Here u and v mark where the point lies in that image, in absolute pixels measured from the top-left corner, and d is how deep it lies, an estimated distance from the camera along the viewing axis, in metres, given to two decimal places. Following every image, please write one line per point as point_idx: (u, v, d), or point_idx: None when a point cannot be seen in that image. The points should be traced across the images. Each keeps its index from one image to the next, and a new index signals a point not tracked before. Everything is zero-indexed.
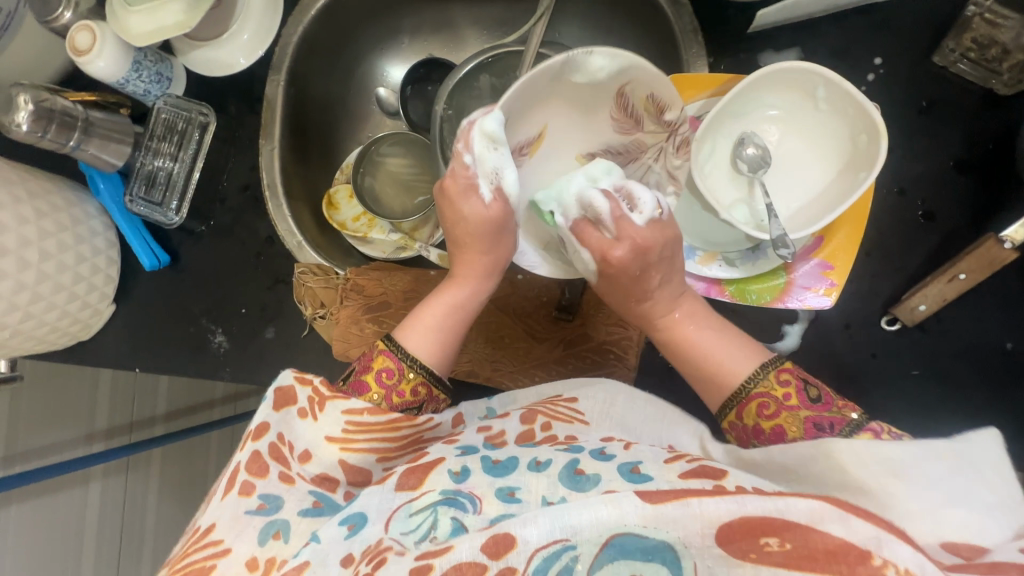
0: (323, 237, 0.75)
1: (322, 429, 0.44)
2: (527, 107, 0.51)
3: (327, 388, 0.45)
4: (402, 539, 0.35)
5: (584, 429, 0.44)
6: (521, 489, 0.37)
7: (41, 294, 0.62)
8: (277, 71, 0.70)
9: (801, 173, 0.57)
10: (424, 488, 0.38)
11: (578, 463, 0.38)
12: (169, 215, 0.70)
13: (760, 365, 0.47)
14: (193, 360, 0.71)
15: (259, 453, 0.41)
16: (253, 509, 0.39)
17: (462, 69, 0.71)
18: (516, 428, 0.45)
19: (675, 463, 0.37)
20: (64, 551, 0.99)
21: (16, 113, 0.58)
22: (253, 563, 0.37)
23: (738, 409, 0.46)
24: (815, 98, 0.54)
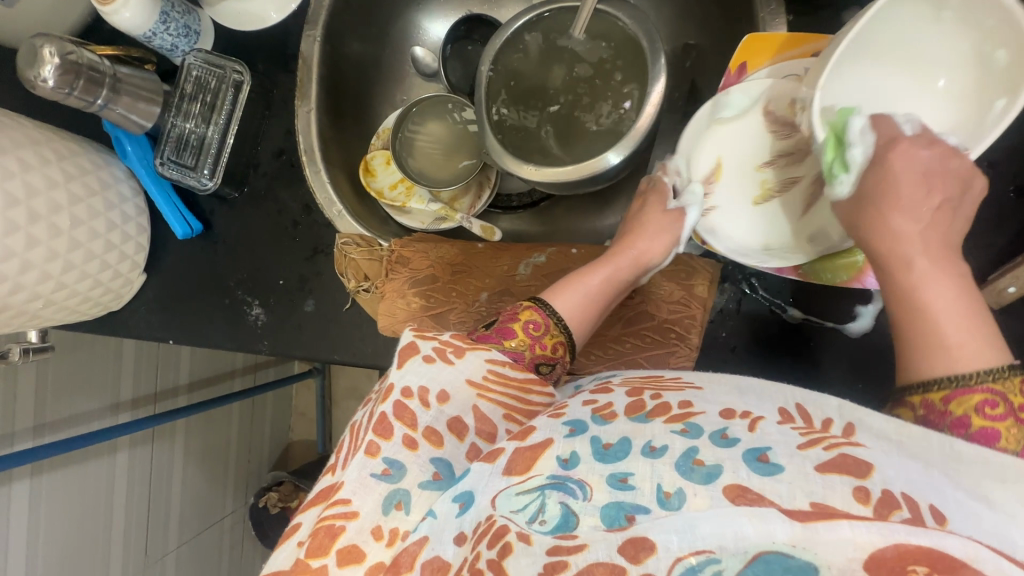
0: (361, 205, 0.71)
1: (460, 372, 0.44)
2: (699, 149, 0.59)
3: (462, 341, 0.46)
4: (513, 517, 0.34)
5: (699, 394, 0.40)
6: (632, 475, 0.34)
7: (73, 263, 0.59)
8: (313, 24, 0.65)
9: (923, 107, 0.49)
10: (531, 473, 0.35)
11: (697, 452, 0.34)
12: (202, 180, 0.64)
13: (992, 368, 0.37)
14: (230, 332, 0.69)
15: (385, 414, 0.40)
16: (378, 474, 0.38)
17: (511, 27, 0.66)
18: (624, 400, 0.41)
19: (812, 448, 0.33)
20: (95, 520, 0.98)
21: (41, 66, 0.54)
22: (379, 532, 0.36)
23: (951, 392, 0.37)
24: (942, 11, 0.45)
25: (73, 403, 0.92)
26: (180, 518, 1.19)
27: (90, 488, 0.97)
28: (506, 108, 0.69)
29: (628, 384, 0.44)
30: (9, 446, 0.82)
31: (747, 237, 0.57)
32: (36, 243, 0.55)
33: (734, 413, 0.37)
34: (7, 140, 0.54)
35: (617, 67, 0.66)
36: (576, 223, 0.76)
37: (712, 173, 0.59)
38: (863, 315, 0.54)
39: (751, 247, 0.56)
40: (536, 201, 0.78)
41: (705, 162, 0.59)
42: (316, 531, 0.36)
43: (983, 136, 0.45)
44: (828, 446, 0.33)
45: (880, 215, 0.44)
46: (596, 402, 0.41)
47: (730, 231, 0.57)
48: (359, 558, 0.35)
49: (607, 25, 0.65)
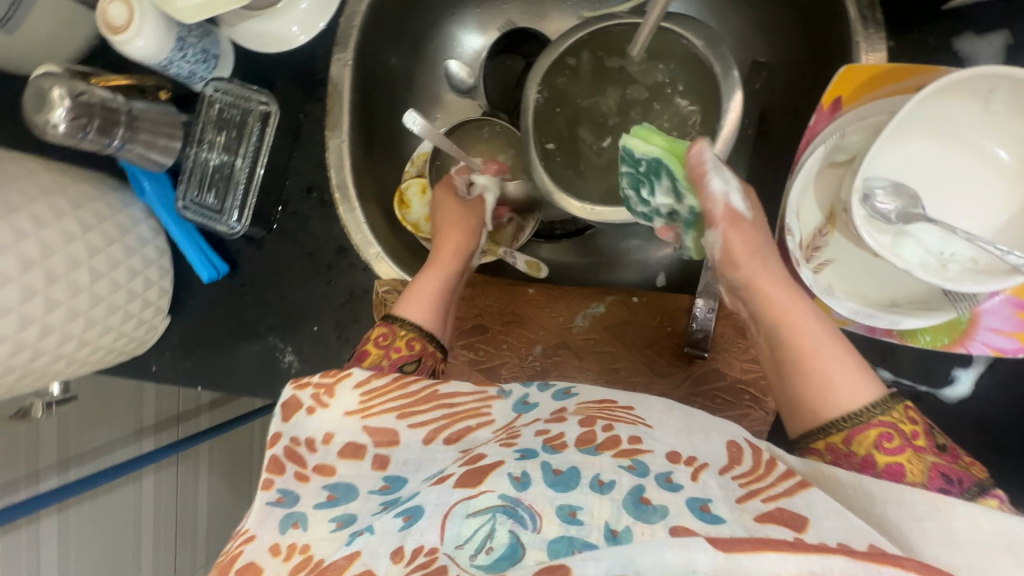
0: (396, 240, 0.66)
1: (338, 409, 0.42)
2: (809, 198, 0.48)
3: (329, 378, 0.43)
4: (457, 553, 0.33)
5: (649, 432, 0.39)
6: (582, 510, 0.33)
7: (96, 319, 0.55)
8: (344, 48, 0.60)
9: (982, 201, 0.44)
10: (483, 488, 0.34)
11: (644, 490, 0.34)
12: (231, 224, 0.59)
13: (877, 400, 0.40)
14: (262, 380, 0.64)
15: (276, 456, 0.40)
16: (273, 502, 0.38)
17: (561, 46, 0.59)
18: (575, 429, 0.39)
19: (751, 500, 0.34)
20: (122, 549, 0.96)
21: (50, 110, 0.48)
22: (276, 549, 0.36)
23: (850, 433, 0.40)
24: (987, 101, 0.41)
25: (95, 434, 0.88)
26: (208, 538, 1.16)
27: (115, 516, 0.94)
28: (552, 144, 0.63)
29: (583, 411, 0.41)
30: (34, 485, 0.80)
31: (857, 289, 0.48)
32: (54, 305, 0.51)
33: (681, 455, 0.37)
34: (18, 195, 0.49)
35: (678, 90, 0.60)
36: (626, 255, 0.70)
37: (827, 222, 0.48)
38: (960, 378, 0.50)
39: (869, 306, 0.47)
40: (580, 230, 0.69)
41: (814, 210, 0.48)
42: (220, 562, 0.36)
43: None
44: (767, 499, 0.34)
45: (751, 248, 0.47)
46: (547, 430, 0.39)
47: (853, 284, 0.48)
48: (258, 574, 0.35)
49: (668, 41, 0.58)
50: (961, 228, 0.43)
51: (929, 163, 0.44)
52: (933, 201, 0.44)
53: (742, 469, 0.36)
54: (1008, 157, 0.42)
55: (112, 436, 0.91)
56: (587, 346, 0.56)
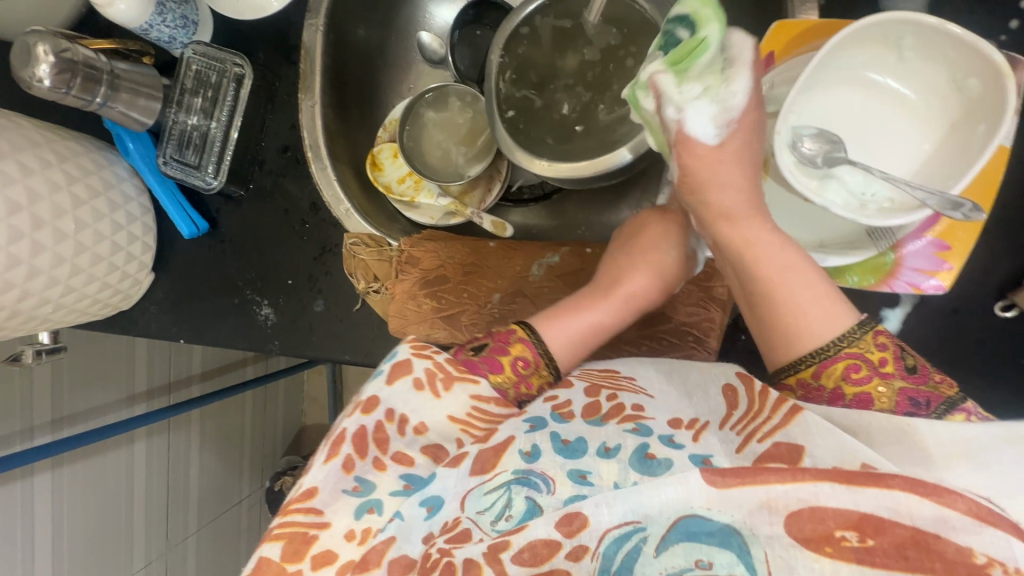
0: (367, 200, 0.69)
1: (443, 408, 0.42)
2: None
3: (454, 368, 0.44)
4: (478, 519, 0.38)
5: (650, 400, 0.43)
6: (592, 473, 0.38)
7: (81, 267, 0.58)
8: (315, 14, 0.63)
9: (899, 148, 0.47)
10: (497, 470, 0.39)
11: (647, 447, 0.39)
12: (207, 179, 0.63)
13: (852, 326, 0.41)
14: (240, 332, 0.68)
15: (365, 428, 0.40)
16: (349, 490, 0.38)
17: (523, 11, 0.62)
18: (581, 399, 0.44)
19: (749, 445, 0.36)
20: (114, 511, 1.00)
21: (37, 66, 0.52)
22: (351, 535, 0.37)
23: (818, 368, 0.40)
24: (900, 48, 0.44)
25: (87, 397, 0.92)
26: (199, 504, 1.20)
27: (109, 477, 0.98)
28: (513, 112, 0.66)
29: (586, 377, 0.47)
30: (29, 441, 0.84)
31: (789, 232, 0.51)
32: (42, 250, 0.55)
33: (682, 421, 0.41)
34: (6, 145, 0.53)
35: (629, 52, 0.63)
36: (589, 217, 0.73)
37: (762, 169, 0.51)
38: (889, 318, 0.53)
39: None
40: (547, 193, 0.75)
41: None
42: (285, 535, 0.36)
43: (971, 161, 0.42)
44: (762, 437, 0.36)
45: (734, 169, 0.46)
46: (556, 398, 0.44)
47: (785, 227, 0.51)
48: (331, 560, 0.36)
49: (623, 8, 0.62)
50: (878, 169, 0.47)
51: (852, 112, 0.47)
52: (857, 147, 0.48)
53: (739, 413, 0.38)
54: (920, 104, 0.46)
55: (103, 399, 0.95)
56: (542, 295, 0.59)
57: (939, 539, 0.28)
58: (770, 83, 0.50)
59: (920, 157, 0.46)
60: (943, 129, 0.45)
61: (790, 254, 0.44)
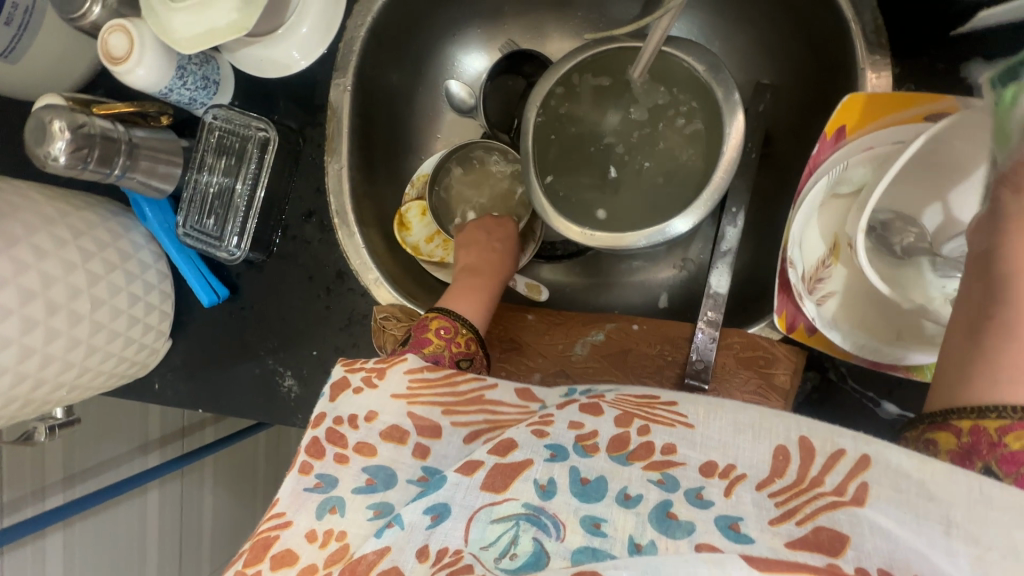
0: (395, 263, 0.66)
1: (385, 391, 0.44)
2: (811, 229, 0.47)
3: (382, 363, 0.46)
4: (481, 555, 0.32)
5: (689, 435, 0.34)
6: (608, 522, 0.32)
7: (97, 346, 0.55)
8: (343, 73, 0.60)
9: None
10: (507, 495, 0.34)
11: (671, 505, 0.32)
12: (231, 250, 0.60)
13: None
14: (262, 403, 0.64)
15: (318, 438, 0.43)
16: (310, 487, 0.40)
17: (563, 66, 0.58)
18: (610, 429, 0.37)
19: (785, 523, 0.29)
20: (125, 565, 0.96)
21: (51, 143, 0.49)
22: (313, 535, 0.38)
23: (1013, 424, 0.30)
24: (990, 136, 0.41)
25: (101, 450, 0.89)
26: (213, 549, 1.15)
27: (120, 531, 0.95)
28: (551, 177, 0.62)
29: (620, 404, 0.39)
30: (40, 501, 0.81)
31: (859, 322, 0.47)
32: (56, 334, 0.51)
33: (716, 467, 0.33)
34: (19, 227, 0.50)
35: (680, 112, 0.59)
36: (627, 277, 0.69)
37: (830, 254, 0.47)
38: None
39: (873, 339, 0.46)
40: (581, 249, 0.70)
41: (817, 242, 0.47)
42: (255, 542, 0.38)
43: None
44: (800, 521, 0.29)
45: None
46: (581, 425, 0.37)
47: (856, 317, 0.47)
48: (292, 561, 0.37)
49: (671, 65, 0.57)
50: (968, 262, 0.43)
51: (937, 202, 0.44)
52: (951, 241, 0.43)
53: (783, 483, 0.31)
54: None
55: (116, 451, 0.92)
56: (586, 376, 0.55)
57: None
58: (841, 161, 0.45)
59: None
60: None
61: None
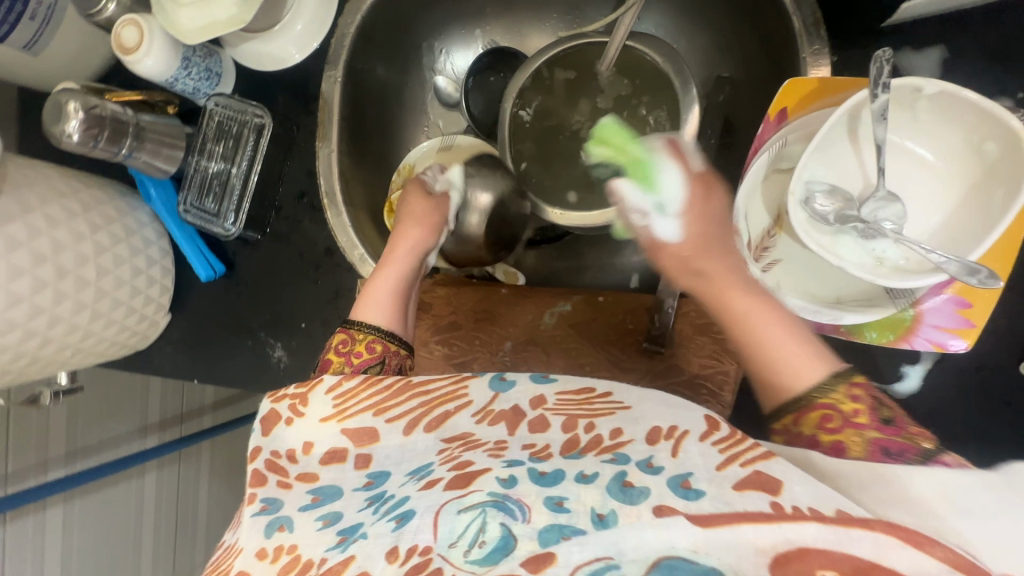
0: (381, 244, 0.70)
1: (313, 417, 0.44)
2: (757, 201, 0.50)
3: (303, 387, 0.45)
4: (451, 552, 0.35)
5: (628, 416, 0.40)
6: (569, 498, 0.35)
7: (101, 312, 0.60)
8: (334, 65, 0.64)
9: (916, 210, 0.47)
10: (472, 487, 0.37)
11: (626, 475, 0.36)
12: (226, 227, 0.64)
13: (829, 377, 0.42)
14: (254, 374, 0.69)
15: (258, 469, 0.43)
16: (256, 512, 0.41)
17: (536, 61, 0.63)
18: (559, 437, 0.40)
19: (730, 466, 0.34)
20: (122, 545, 0.99)
21: (66, 122, 0.54)
22: (263, 554, 0.38)
23: (796, 414, 0.42)
24: (914, 111, 0.44)
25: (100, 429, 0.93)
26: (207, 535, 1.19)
27: (118, 510, 0.98)
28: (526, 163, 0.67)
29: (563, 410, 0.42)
30: (42, 475, 0.85)
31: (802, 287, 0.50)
32: (63, 298, 0.56)
33: (664, 429, 0.38)
34: (34, 198, 0.54)
35: (642, 102, 0.64)
36: (601, 260, 0.73)
37: (775, 224, 0.51)
38: (909, 374, 0.52)
39: (816, 303, 0.49)
40: (559, 235, 0.73)
41: (762, 213, 0.51)
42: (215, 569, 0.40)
43: (993, 226, 0.42)
44: (744, 463, 0.34)
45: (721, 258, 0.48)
46: (533, 446, 0.40)
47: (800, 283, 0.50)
48: None
49: (635, 59, 0.62)
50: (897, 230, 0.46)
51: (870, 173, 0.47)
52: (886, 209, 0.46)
53: (722, 435, 0.36)
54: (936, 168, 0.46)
55: (117, 432, 0.96)
56: (553, 344, 0.59)
57: None
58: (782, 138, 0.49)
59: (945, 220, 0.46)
60: (961, 196, 0.45)
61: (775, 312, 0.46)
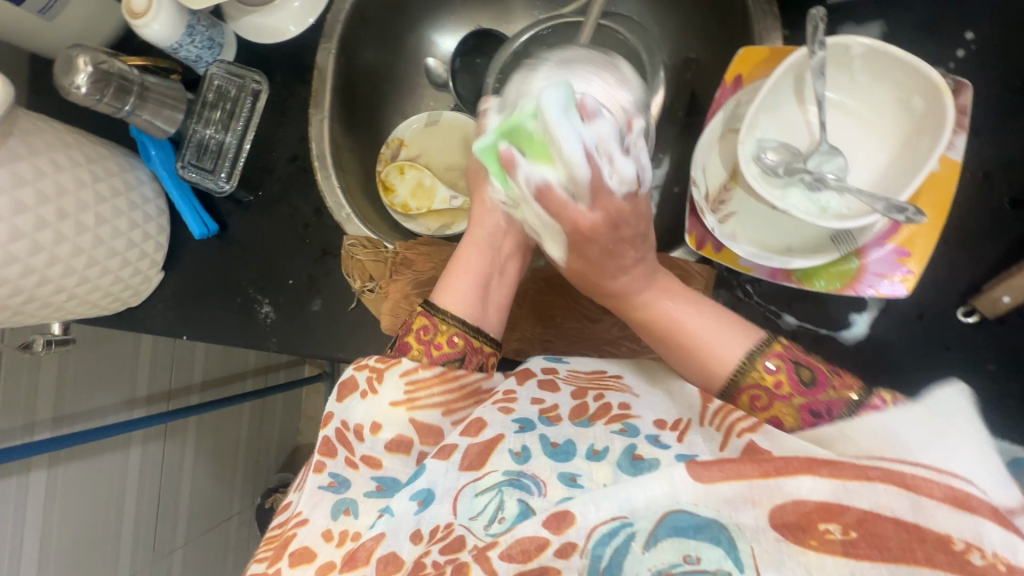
0: (370, 209, 0.74)
1: (384, 398, 0.46)
2: (713, 158, 0.55)
3: (382, 363, 0.47)
4: (472, 524, 0.38)
5: (637, 399, 0.46)
6: (582, 475, 0.39)
7: (96, 259, 0.63)
8: (330, 39, 0.69)
9: (855, 164, 0.51)
10: (488, 468, 0.41)
11: (636, 448, 0.40)
12: (220, 183, 0.68)
13: (749, 350, 0.47)
14: (240, 330, 0.71)
15: (328, 437, 0.46)
16: (324, 485, 0.43)
17: (517, 40, 0.68)
18: (569, 403, 0.46)
19: (730, 443, 0.39)
20: (103, 517, 1.00)
21: (76, 75, 0.58)
22: (330, 535, 0.41)
23: (732, 401, 0.48)
24: (852, 70, 0.48)
25: (88, 398, 0.94)
26: (188, 516, 1.20)
27: (101, 482, 0.98)
28: None
29: (573, 380, 0.49)
30: (29, 436, 0.85)
31: (757, 237, 0.54)
32: (62, 239, 0.58)
33: (666, 423, 0.43)
34: (42, 142, 0.57)
35: None
36: None
37: (731, 179, 0.54)
38: (857, 322, 0.56)
39: (767, 251, 0.53)
40: None
41: (720, 169, 0.55)
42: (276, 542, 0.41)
43: (917, 173, 0.46)
44: (741, 431, 0.39)
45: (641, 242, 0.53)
46: (542, 401, 0.46)
47: (753, 232, 0.54)
48: (310, 558, 0.40)
49: (607, 39, 0.68)
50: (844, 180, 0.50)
51: (814, 132, 0.51)
52: (829, 163, 0.50)
53: (717, 409, 0.42)
54: (872, 125, 0.50)
55: (105, 402, 0.97)
56: (527, 295, 0.63)
57: (920, 529, 0.28)
58: (737, 101, 0.54)
59: (881, 172, 0.50)
60: (894, 148, 0.49)
61: (681, 301, 0.50)
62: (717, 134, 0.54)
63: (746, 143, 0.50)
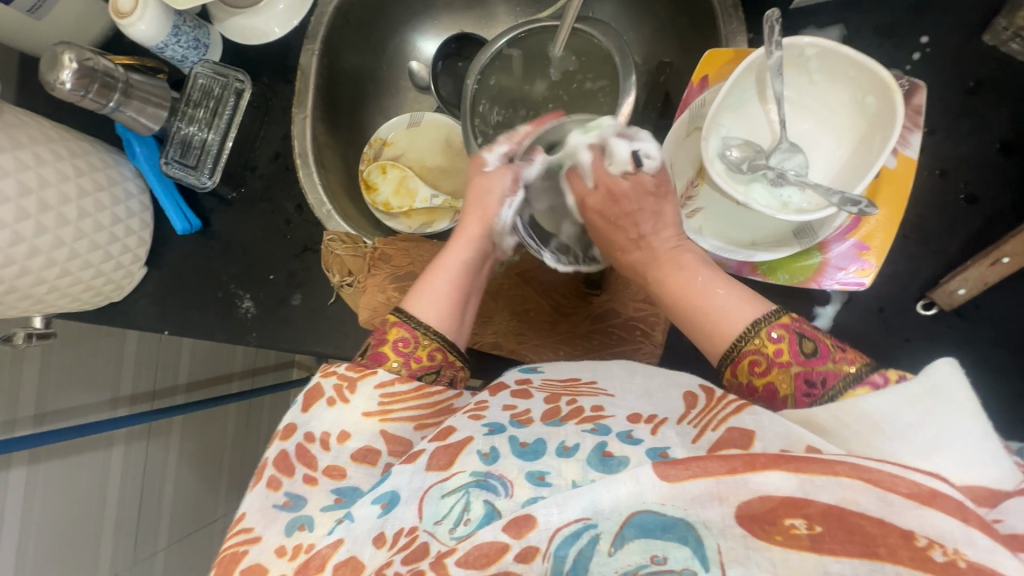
0: (354, 207, 0.76)
1: (356, 408, 0.45)
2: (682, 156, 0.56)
3: (354, 372, 0.47)
4: (436, 530, 0.37)
5: (610, 399, 0.42)
6: (552, 474, 0.37)
7: (78, 252, 0.63)
8: (313, 40, 0.70)
9: (815, 161, 0.53)
10: (454, 469, 0.39)
11: (606, 446, 0.38)
12: (203, 179, 0.69)
13: (755, 320, 0.45)
14: (221, 324, 0.72)
15: (287, 451, 0.44)
16: (280, 504, 0.42)
17: (495, 45, 0.69)
18: (541, 407, 0.43)
19: (703, 436, 0.37)
20: (83, 517, 0.99)
21: (60, 71, 0.59)
22: (282, 550, 0.40)
23: (732, 366, 0.45)
24: (808, 71, 0.50)
25: (71, 395, 0.94)
26: (171, 517, 1.19)
27: (83, 481, 0.98)
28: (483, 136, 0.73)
29: (548, 388, 0.45)
30: (10, 432, 0.85)
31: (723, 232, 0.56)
32: (43, 231, 0.59)
33: (641, 416, 0.40)
34: (25, 136, 0.58)
35: (586, 77, 0.71)
36: None
37: (697, 175, 0.55)
38: (822, 315, 0.59)
39: (731, 244, 0.55)
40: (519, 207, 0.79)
41: (688, 166, 0.56)
42: (223, 557, 0.41)
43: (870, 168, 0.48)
44: (716, 425, 0.37)
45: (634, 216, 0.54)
46: (514, 406, 0.43)
47: (719, 226, 0.56)
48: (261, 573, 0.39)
49: (583, 41, 0.69)
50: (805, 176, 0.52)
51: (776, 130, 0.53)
52: (789, 160, 0.52)
53: (696, 410, 0.39)
54: (829, 124, 0.52)
55: (89, 399, 0.97)
56: (500, 290, 0.64)
57: (884, 526, 0.29)
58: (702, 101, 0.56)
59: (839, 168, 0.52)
60: (851, 146, 0.51)
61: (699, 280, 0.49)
62: (684, 133, 0.56)
63: (711, 139, 0.52)
